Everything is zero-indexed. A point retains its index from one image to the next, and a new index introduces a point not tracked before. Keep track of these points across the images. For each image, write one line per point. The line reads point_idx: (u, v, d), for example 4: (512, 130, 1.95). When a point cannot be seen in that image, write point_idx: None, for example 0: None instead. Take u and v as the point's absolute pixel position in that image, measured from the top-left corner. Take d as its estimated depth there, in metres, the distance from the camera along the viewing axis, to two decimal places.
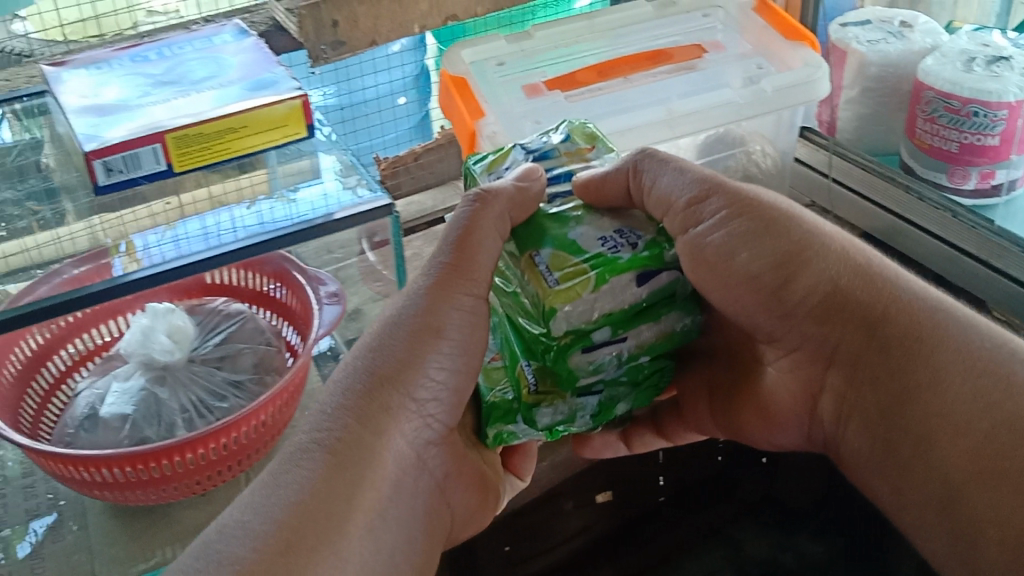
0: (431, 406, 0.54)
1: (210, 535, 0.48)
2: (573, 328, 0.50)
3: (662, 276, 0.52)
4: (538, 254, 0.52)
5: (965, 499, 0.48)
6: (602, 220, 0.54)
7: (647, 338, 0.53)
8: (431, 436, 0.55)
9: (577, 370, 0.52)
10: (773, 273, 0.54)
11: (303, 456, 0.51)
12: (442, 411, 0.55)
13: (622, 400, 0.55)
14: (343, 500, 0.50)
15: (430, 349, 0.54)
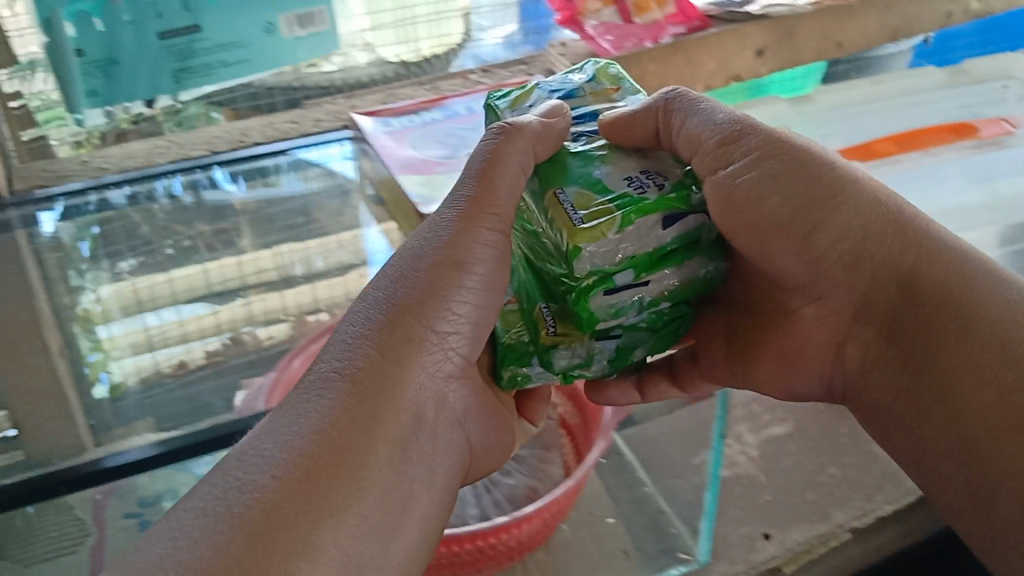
0: (452, 339, 0.55)
1: (229, 461, 0.49)
2: (597, 270, 0.49)
3: (688, 220, 0.52)
4: (562, 192, 0.52)
5: (986, 451, 0.46)
6: (628, 162, 0.54)
7: (669, 285, 0.53)
8: (451, 369, 0.55)
9: (599, 313, 0.51)
10: (801, 219, 0.53)
11: (324, 385, 0.51)
12: (462, 345, 0.55)
13: (639, 346, 0.56)
14: (364, 428, 0.50)
15: (451, 283, 0.55)
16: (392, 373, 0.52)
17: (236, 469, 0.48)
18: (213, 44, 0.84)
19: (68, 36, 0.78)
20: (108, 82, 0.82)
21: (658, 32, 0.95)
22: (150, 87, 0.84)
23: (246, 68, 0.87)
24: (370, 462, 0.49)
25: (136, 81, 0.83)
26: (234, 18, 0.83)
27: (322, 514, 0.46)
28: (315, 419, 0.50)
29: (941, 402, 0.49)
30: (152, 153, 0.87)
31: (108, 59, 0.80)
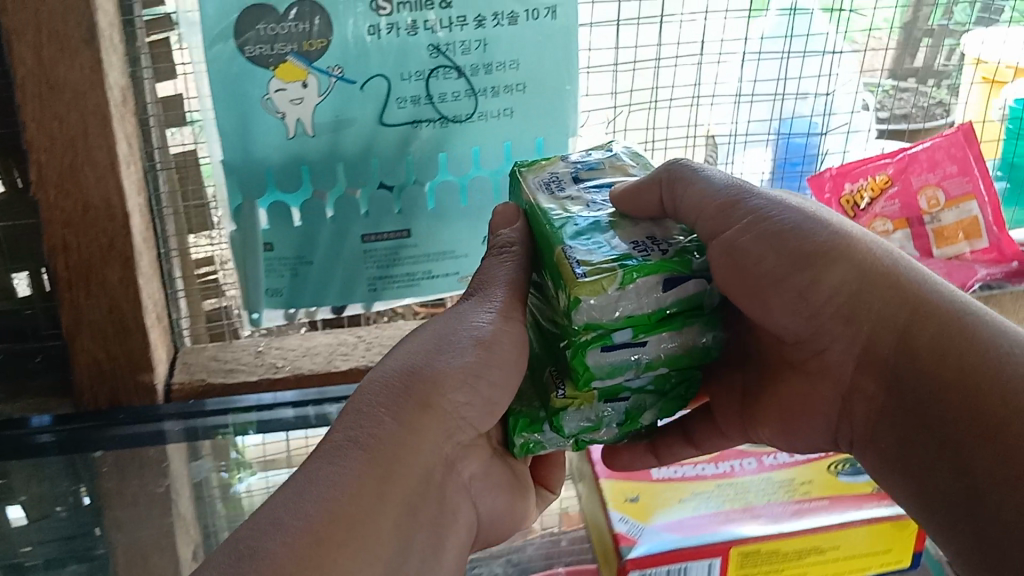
0: (464, 409, 0.57)
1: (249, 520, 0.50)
2: (591, 322, 0.50)
3: (689, 285, 0.52)
4: (569, 249, 0.51)
5: (991, 501, 0.45)
6: (634, 228, 0.54)
7: (669, 348, 0.53)
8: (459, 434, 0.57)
9: (594, 369, 0.52)
10: (799, 277, 0.53)
11: (338, 452, 0.52)
12: (474, 415, 0.57)
13: (650, 408, 0.56)
14: (370, 495, 0.51)
15: (471, 358, 0.57)
16: (401, 441, 0.54)
17: (250, 538, 0.47)
18: (421, 253, 0.79)
19: (262, 227, 0.75)
20: (295, 283, 0.77)
21: (964, 276, 0.87)
22: (344, 287, 0.78)
23: (447, 282, 0.80)
24: (376, 527, 0.50)
25: (328, 284, 0.78)
26: (449, 226, 0.79)
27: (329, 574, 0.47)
28: (328, 489, 0.50)
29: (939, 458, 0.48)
30: (336, 351, 0.79)
31: (299, 257, 0.76)
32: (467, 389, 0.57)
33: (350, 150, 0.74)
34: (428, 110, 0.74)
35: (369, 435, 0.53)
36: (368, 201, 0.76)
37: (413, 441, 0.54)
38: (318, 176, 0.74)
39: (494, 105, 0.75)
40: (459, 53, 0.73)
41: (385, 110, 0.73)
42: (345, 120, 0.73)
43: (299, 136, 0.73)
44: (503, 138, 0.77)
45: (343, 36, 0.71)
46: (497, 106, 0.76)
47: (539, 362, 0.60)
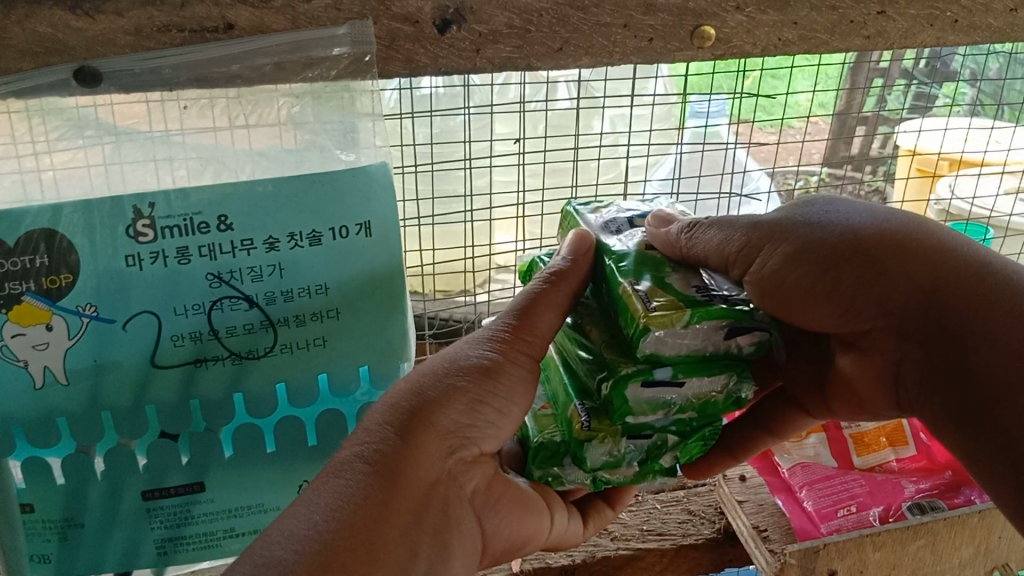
0: None
1: None
2: (649, 355, 0.38)
3: (756, 334, 0.40)
4: (637, 284, 0.40)
5: None
6: (693, 276, 0.42)
7: (716, 386, 0.40)
8: (469, 458, 0.41)
9: (631, 404, 0.39)
10: (835, 279, 0.41)
11: (345, 469, 0.38)
12: None
13: (669, 449, 0.42)
14: (377, 503, 0.37)
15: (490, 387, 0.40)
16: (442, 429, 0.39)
17: None
18: (218, 516, 0.44)
19: (14, 487, 0.42)
20: (75, 553, 0.43)
21: (891, 496, 0.59)
22: (124, 556, 0.44)
23: None
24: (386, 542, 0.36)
25: (113, 551, 0.44)
26: (248, 478, 0.44)
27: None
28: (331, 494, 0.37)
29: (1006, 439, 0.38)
30: None
31: (70, 519, 0.43)
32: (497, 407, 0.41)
33: (119, 393, 0.41)
34: (215, 347, 0.41)
35: (386, 433, 0.38)
36: (142, 455, 0.42)
37: (441, 440, 0.39)
38: (77, 427, 0.41)
39: (295, 333, 0.42)
40: (248, 280, 0.40)
41: (160, 350, 0.40)
42: (113, 364, 0.40)
43: (54, 387, 0.40)
44: (343, 361, 0.43)
45: (96, 268, 0.38)
46: (303, 335, 0.42)
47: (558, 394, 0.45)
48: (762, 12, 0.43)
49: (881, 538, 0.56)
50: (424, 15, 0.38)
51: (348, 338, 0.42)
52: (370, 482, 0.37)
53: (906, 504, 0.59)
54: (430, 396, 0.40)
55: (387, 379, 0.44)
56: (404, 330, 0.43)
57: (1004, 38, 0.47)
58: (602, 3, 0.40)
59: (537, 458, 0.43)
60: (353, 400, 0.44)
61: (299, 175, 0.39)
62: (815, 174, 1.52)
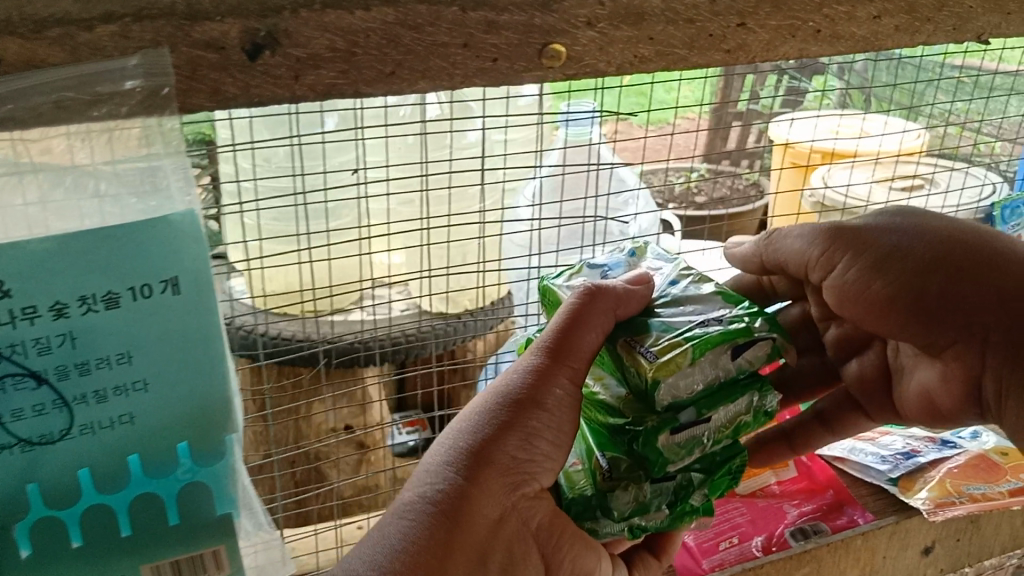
0: None
1: None
2: (669, 403, 0.50)
3: (756, 347, 0.51)
4: (637, 340, 0.51)
5: None
6: (687, 311, 0.54)
7: (730, 415, 0.52)
8: (530, 492, 0.50)
9: (667, 450, 0.50)
10: (929, 291, 0.52)
11: (407, 509, 0.48)
12: None
13: (698, 489, 0.53)
14: (440, 540, 0.47)
15: (529, 424, 0.49)
16: (502, 465, 0.49)
17: None
18: None
19: None
20: None
21: (771, 523, 0.61)
22: None
23: None
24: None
25: None
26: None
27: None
28: (398, 536, 0.47)
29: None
30: None
31: None
32: (544, 442, 0.50)
33: None
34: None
35: (450, 475, 0.48)
36: None
37: (505, 474, 0.49)
38: None
39: (95, 410, 0.36)
40: (33, 352, 0.34)
41: None
42: None
43: None
44: (159, 436, 0.38)
45: None
46: (107, 410, 0.37)
47: (586, 450, 0.55)
48: (615, 28, 0.39)
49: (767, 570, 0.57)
50: (233, 42, 0.34)
51: (163, 413, 0.38)
52: (431, 520, 0.47)
53: (787, 531, 0.60)
54: (496, 428, 0.49)
55: (208, 454, 0.40)
56: (225, 397, 0.39)
57: (870, 46, 0.45)
58: (438, 21, 0.36)
59: (575, 510, 0.54)
60: (172, 481, 0.39)
61: (84, 229, 0.34)
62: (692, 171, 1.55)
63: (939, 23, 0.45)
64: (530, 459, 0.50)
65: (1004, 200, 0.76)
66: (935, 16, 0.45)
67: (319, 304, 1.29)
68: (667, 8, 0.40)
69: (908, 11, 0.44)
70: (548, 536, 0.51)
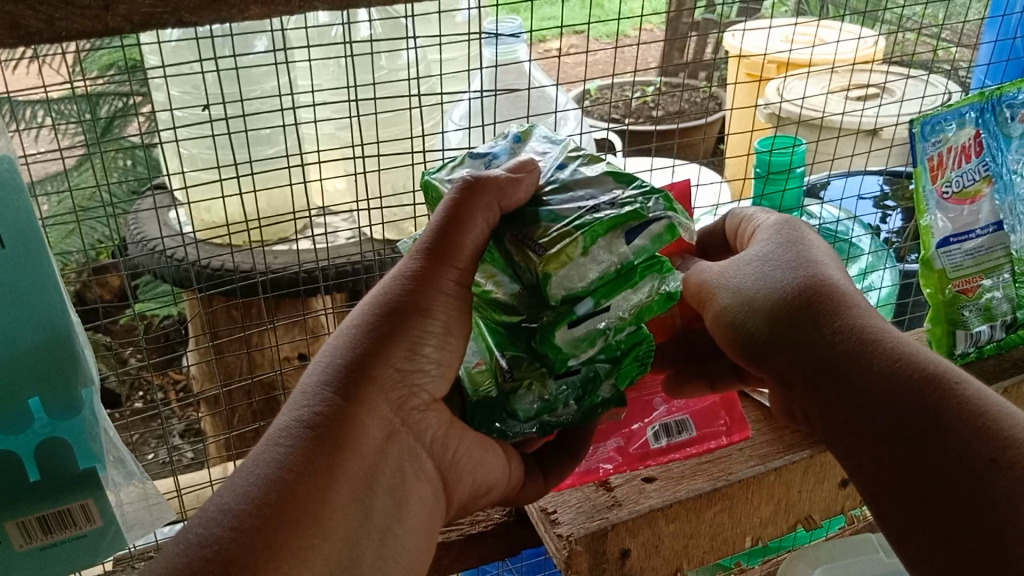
0: None
1: None
2: (567, 294, 0.54)
3: (650, 227, 0.55)
4: (524, 235, 0.55)
5: (912, 440, 0.52)
6: (575, 195, 0.56)
7: (632, 303, 0.56)
8: (419, 404, 0.55)
9: (567, 346, 0.55)
10: (757, 337, 0.58)
11: (282, 434, 0.51)
12: None
13: (605, 379, 0.60)
14: (318, 464, 0.50)
15: (415, 329, 0.54)
16: (388, 378, 0.53)
17: None
18: None
19: None
20: None
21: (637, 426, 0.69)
22: None
23: None
24: (331, 500, 0.50)
25: None
26: None
27: (304, 535, 0.49)
28: (273, 464, 0.50)
29: (874, 471, 0.53)
30: None
31: None
32: (430, 348, 0.54)
33: None
34: None
35: (325, 397, 0.52)
36: None
37: (393, 387, 0.53)
38: None
39: None
40: None
41: None
42: None
43: None
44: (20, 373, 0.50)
45: None
46: None
47: (487, 354, 0.60)
48: None
49: (672, 511, 0.66)
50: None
51: (20, 370, 0.50)
52: (308, 445, 0.51)
53: (652, 430, 0.68)
54: (378, 337, 0.53)
55: (65, 412, 0.52)
56: (73, 349, 0.51)
57: None
58: None
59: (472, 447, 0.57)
60: (32, 435, 0.52)
61: None
62: (646, 84, 1.53)
63: None
64: (416, 370, 0.54)
65: (924, 116, 0.75)
66: None
67: (275, 228, 1.30)
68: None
69: None
70: (442, 447, 0.56)
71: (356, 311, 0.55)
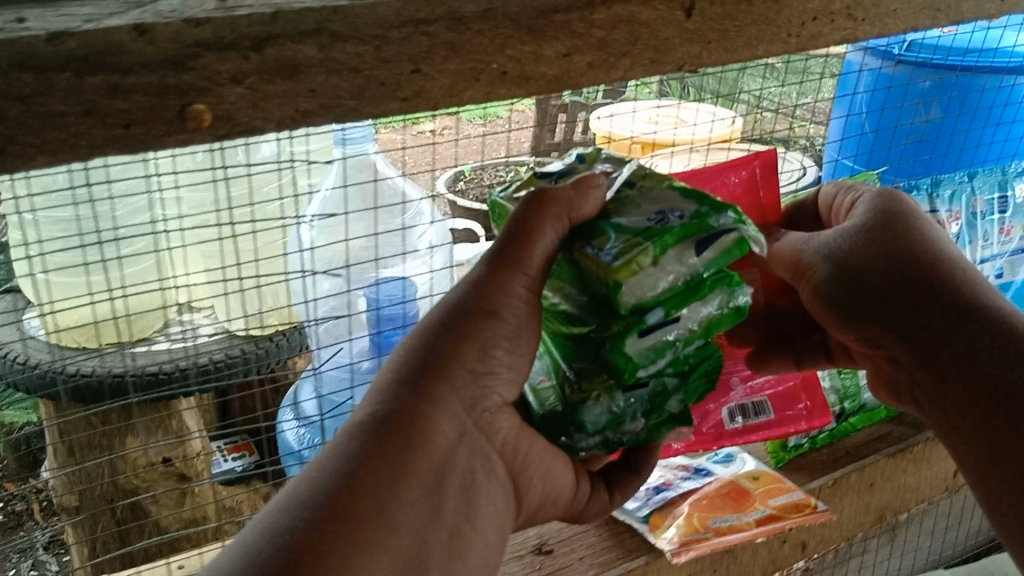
0: None
1: None
2: (639, 302, 0.53)
3: (722, 238, 0.54)
4: (601, 238, 0.54)
5: (1020, 411, 0.55)
6: (642, 208, 0.56)
7: (703, 316, 0.56)
8: (494, 406, 0.54)
9: (639, 357, 0.54)
10: (869, 299, 0.60)
11: (361, 427, 0.49)
12: None
13: (673, 393, 0.58)
14: (386, 454, 0.48)
15: (485, 330, 0.53)
16: (462, 377, 0.52)
17: None
18: None
19: None
20: None
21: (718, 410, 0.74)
22: None
23: None
24: (406, 494, 0.48)
25: None
26: None
27: (376, 536, 0.46)
28: (352, 452, 0.48)
29: (984, 435, 0.56)
30: None
31: None
32: (501, 351, 0.54)
33: None
34: None
35: (405, 392, 0.51)
36: None
37: (468, 389, 0.53)
38: None
39: None
40: None
41: None
42: None
43: None
44: None
45: None
46: None
47: (555, 367, 0.59)
48: (267, 83, 0.37)
49: None
50: None
51: None
52: (392, 437, 0.49)
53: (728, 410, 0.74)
54: (460, 331, 0.53)
55: None
56: None
57: (561, 86, 0.44)
58: (52, 88, 0.33)
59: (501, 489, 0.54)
60: None
61: None
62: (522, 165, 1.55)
63: (635, 56, 0.44)
64: (490, 372, 0.53)
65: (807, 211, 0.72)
66: (630, 51, 0.44)
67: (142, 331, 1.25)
68: (354, 33, 0.38)
69: (600, 48, 0.43)
70: (516, 455, 0.56)
71: (421, 322, 0.55)
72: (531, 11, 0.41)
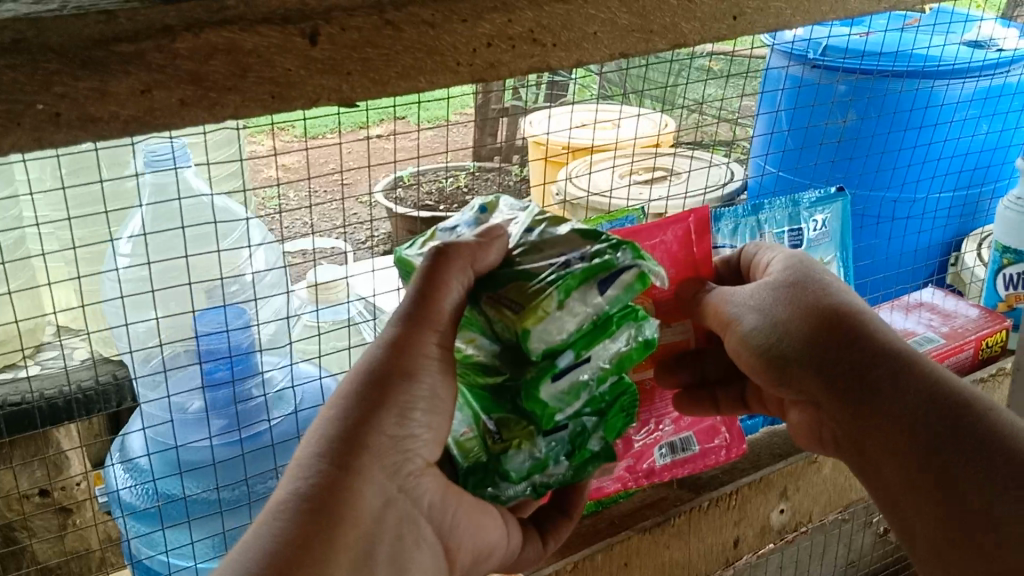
0: None
1: None
2: (545, 349, 0.52)
3: (625, 275, 0.54)
4: (501, 288, 0.53)
5: (940, 466, 0.53)
6: (546, 254, 0.54)
7: (613, 352, 0.56)
8: (416, 469, 0.51)
9: (552, 401, 0.54)
10: (794, 353, 0.60)
11: (278, 509, 0.46)
12: None
13: (593, 432, 0.59)
14: (297, 536, 0.45)
15: (399, 394, 0.50)
16: (382, 443, 0.50)
17: None
18: None
19: None
20: None
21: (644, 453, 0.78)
22: None
23: None
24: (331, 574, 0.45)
25: None
26: None
27: None
28: (269, 538, 0.45)
29: (903, 492, 0.55)
30: None
31: None
32: (420, 413, 0.51)
33: None
34: None
35: (321, 467, 0.48)
36: None
37: (387, 453, 0.50)
38: None
39: None
40: None
41: None
42: None
43: None
44: None
45: None
46: None
47: (474, 419, 0.58)
48: None
49: None
50: None
51: None
52: (303, 518, 0.46)
53: (658, 451, 0.78)
54: (375, 391, 0.50)
55: None
56: None
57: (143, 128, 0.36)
58: None
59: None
60: None
61: None
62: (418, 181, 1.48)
63: (244, 92, 0.37)
64: (408, 435, 0.51)
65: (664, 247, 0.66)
66: (240, 85, 0.37)
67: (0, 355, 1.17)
68: None
69: (192, 84, 0.36)
70: (447, 509, 0.53)
71: (339, 385, 0.52)
72: (85, 43, 0.34)
